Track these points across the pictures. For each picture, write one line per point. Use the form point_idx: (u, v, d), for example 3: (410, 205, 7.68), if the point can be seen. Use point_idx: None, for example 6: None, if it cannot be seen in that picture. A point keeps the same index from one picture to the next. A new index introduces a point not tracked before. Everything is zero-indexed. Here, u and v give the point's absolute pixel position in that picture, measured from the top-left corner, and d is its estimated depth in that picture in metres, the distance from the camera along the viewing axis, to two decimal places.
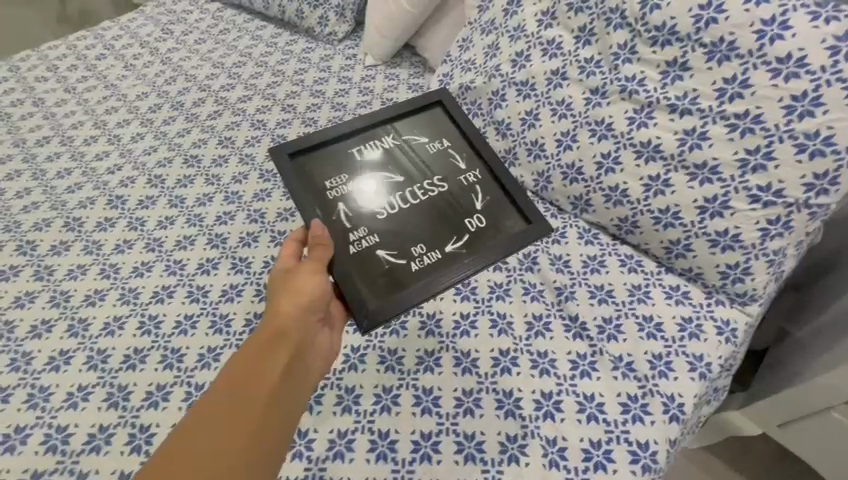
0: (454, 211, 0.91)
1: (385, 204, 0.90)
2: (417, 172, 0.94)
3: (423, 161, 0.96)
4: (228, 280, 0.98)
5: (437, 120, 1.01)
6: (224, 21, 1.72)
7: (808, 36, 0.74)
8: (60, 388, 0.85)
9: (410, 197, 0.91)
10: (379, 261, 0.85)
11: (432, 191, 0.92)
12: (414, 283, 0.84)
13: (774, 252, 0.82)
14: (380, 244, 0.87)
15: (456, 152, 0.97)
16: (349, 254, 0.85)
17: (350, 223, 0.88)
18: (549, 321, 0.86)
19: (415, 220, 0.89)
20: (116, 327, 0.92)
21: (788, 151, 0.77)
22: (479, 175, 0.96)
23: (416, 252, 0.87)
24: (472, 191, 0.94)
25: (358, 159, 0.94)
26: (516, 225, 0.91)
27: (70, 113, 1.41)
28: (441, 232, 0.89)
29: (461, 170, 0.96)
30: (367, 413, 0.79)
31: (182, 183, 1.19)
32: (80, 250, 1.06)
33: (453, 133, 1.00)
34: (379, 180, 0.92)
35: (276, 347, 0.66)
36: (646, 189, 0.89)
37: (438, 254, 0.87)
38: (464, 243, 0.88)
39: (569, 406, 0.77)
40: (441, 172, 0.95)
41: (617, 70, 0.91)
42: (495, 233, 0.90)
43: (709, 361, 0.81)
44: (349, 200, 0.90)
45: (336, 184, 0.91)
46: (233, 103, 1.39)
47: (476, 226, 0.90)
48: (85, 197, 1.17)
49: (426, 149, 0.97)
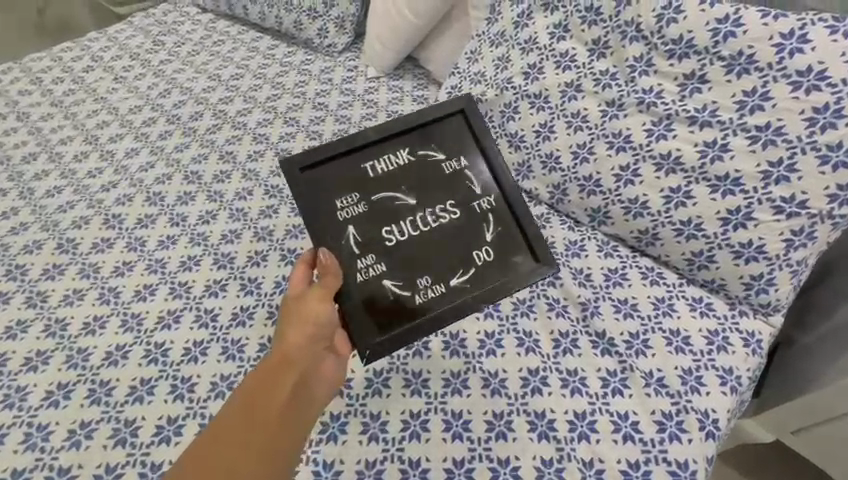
0: (463, 242, 0.83)
1: (394, 229, 0.82)
2: (428, 194, 0.85)
3: (435, 181, 0.85)
4: (238, 302, 0.93)
5: (458, 133, 0.89)
6: (218, 32, 1.68)
7: (827, 50, 0.76)
8: (61, 426, 0.79)
9: (420, 224, 0.83)
10: (384, 292, 0.80)
11: (443, 218, 0.84)
12: (418, 318, 0.80)
13: (798, 262, 0.82)
14: (387, 274, 0.81)
15: (471, 174, 0.87)
16: (356, 283, 0.79)
17: (359, 248, 0.81)
18: (576, 338, 0.85)
19: (421, 250, 0.82)
20: (120, 357, 0.87)
21: (810, 163, 0.78)
22: (493, 202, 0.86)
23: (421, 284, 0.81)
24: (484, 221, 0.85)
25: (369, 179, 0.84)
26: (524, 263, 0.84)
27: (58, 128, 1.35)
28: (446, 263, 0.82)
29: (474, 195, 0.86)
30: (396, 441, 0.75)
31: (183, 200, 1.14)
32: (76, 274, 1.00)
33: (472, 150, 0.88)
34: (389, 203, 0.83)
35: (275, 381, 0.60)
36: (666, 201, 0.88)
37: (443, 288, 0.82)
38: (469, 278, 0.82)
39: (604, 426, 0.76)
40: (454, 196, 0.85)
41: (634, 82, 0.91)
42: (503, 269, 0.84)
43: (738, 374, 0.81)
44: (359, 223, 0.82)
45: (347, 204, 0.82)
46: (232, 117, 1.35)
47: (483, 258, 0.83)
48: (78, 217, 1.11)
49: (440, 168, 0.86)
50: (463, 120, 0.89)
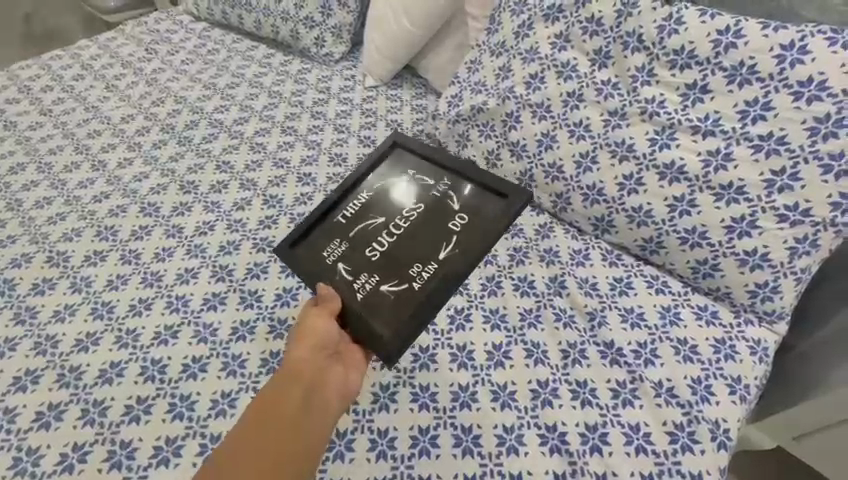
0: (436, 221, 0.85)
1: (376, 245, 0.83)
2: (392, 207, 0.88)
3: (394, 195, 0.90)
4: (238, 316, 0.91)
5: (393, 156, 0.96)
6: (212, 41, 1.66)
7: (828, 61, 0.77)
8: (52, 449, 0.76)
9: (396, 229, 0.85)
10: (383, 295, 0.78)
11: (413, 214, 0.86)
12: (424, 295, 0.78)
13: (802, 270, 0.83)
14: (382, 281, 0.80)
15: (420, 173, 0.92)
16: (356, 301, 0.78)
17: (351, 273, 0.81)
18: (584, 349, 0.84)
19: (408, 247, 0.82)
20: (114, 374, 0.83)
21: (813, 172, 0.79)
22: (450, 181, 0.90)
23: (416, 270, 0.80)
24: (447, 198, 0.88)
25: (341, 224, 0.87)
26: (503, 209, 0.85)
27: (47, 137, 1.31)
28: (431, 245, 0.82)
29: (430, 186, 0.90)
30: (405, 458, 0.73)
31: (179, 211, 1.11)
32: (67, 288, 0.96)
33: (416, 162, 0.95)
34: (363, 229, 0.85)
35: (277, 398, 0.60)
36: (671, 209, 0.88)
37: (438, 263, 0.81)
38: (455, 245, 0.82)
39: (615, 438, 0.75)
40: (414, 196, 0.89)
41: (636, 92, 0.92)
42: (489, 222, 0.84)
43: (747, 383, 0.80)
44: (345, 255, 0.83)
45: (331, 249, 0.84)
46: (228, 126, 1.33)
47: (461, 223, 0.85)
48: (69, 228, 1.08)
49: (394, 185, 0.91)
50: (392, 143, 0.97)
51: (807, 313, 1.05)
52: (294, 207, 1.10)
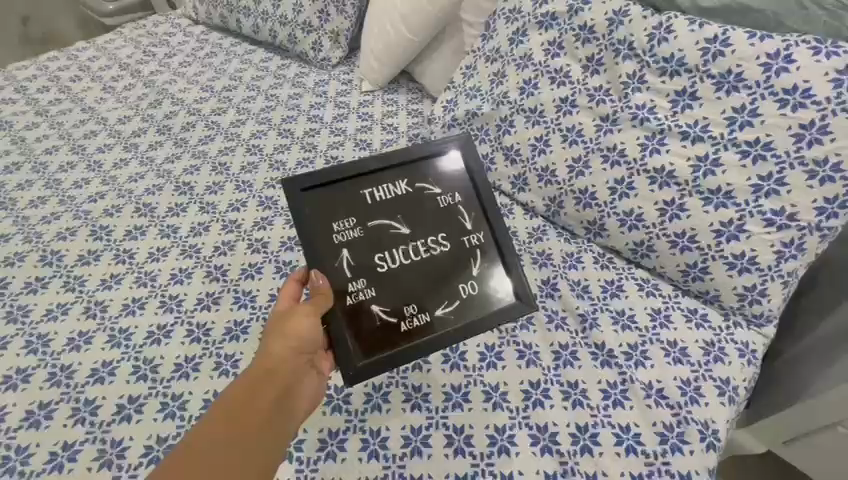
0: (451, 274, 0.81)
1: (387, 257, 0.79)
2: (422, 226, 0.82)
3: (430, 213, 0.83)
4: (232, 316, 0.91)
5: (451, 168, 0.86)
6: (210, 44, 1.67)
7: (812, 69, 0.80)
8: (41, 447, 0.75)
9: (411, 253, 0.80)
10: (370, 317, 0.76)
11: (433, 249, 0.81)
12: (399, 350, 0.76)
13: (789, 273, 0.84)
14: (376, 299, 0.77)
15: (464, 209, 0.84)
16: (344, 307, 0.76)
17: (352, 272, 0.78)
18: (575, 350, 0.84)
19: (414, 278, 0.79)
20: (106, 373, 0.83)
21: (799, 177, 0.81)
22: (484, 237, 0.83)
23: (408, 312, 0.78)
24: (471, 255, 0.82)
25: (368, 205, 0.81)
26: (503, 299, 0.81)
27: (42, 137, 1.31)
28: (434, 293, 0.79)
29: (464, 230, 0.83)
30: (397, 458, 0.73)
31: (175, 211, 1.11)
32: (60, 287, 0.96)
33: (467, 187, 0.86)
34: (383, 230, 0.80)
35: (256, 397, 0.58)
36: (661, 214, 0.90)
37: (430, 317, 0.78)
38: (455, 309, 0.79)
39: (606, 439, 0.75)
40: (445, 228, 0.82)
41: (628, 98, 0.94)
42: (488, 305, 0.80)
43: (735, 384, 0.81)
44: (355, 247, 0.79)
45: (343, 228, 0.79)
46: (225, 128, 1.34)
47: (468, 292, 0.80)
48: (63, 228, 1.07)
49: (437, 204, 0.83)
50: (458, 156, 0.87)
51: (798, 318, 1.06)
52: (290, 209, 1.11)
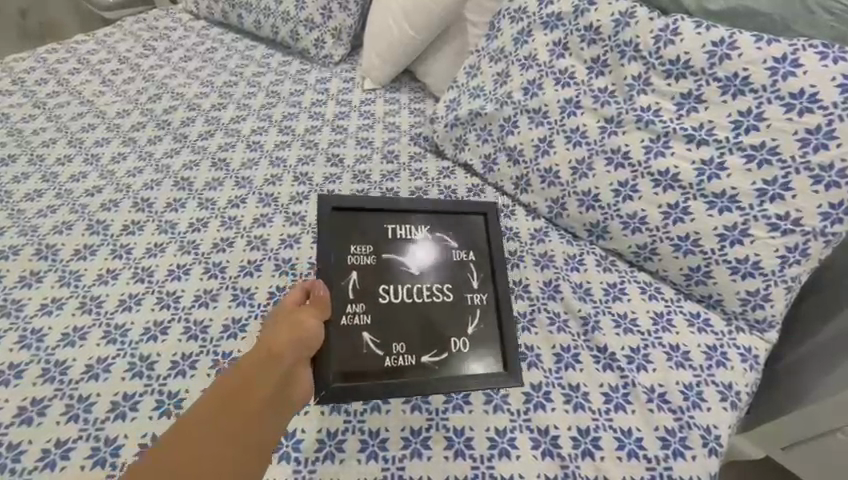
0: (447, 322, 0.77)
1: (391, 289, 0.78)
2: (432, 270, 0.80)
3: (442, 261, 0.81)
4: (230, 314, 0.90)
5: (474, 229, 0.86)
6: (211, 40, 1.66)
7: (818, 74, 0.80)
8: (33, 445, 0.73)
9: (414, 293, 0.78)
10: (359, 342, 0.74)
11: (435, 296, 0.78)
12: (377, 386, 0.72)
13: (792, 278, 0.84)
14: (370, 327, 0.75)
15: (476, 268, 0.82)
16: (337, 326, 0.74)
17: (355, 293, 0.77)
18: (577, 353, 0.84)
19: (411, 317, 0.76)
20: (101, 370, 0.82)
21: (804, 182, 0.80)
22: (488, 299, 0.80)
23: (395, 349, 0.74)
24: (471, 313, 0.78)
25: (387, 238, 0.81)
26: (492, 367, 0.75)
27: (40, 130, 1.29)
28: (426, 337, 0.75)
29: (470, 286, 0.80)
30: (396, 459, 0.72)
31: (173, 207, 1.10)
32: (56, 282, 0.95)
33: (483, 246, 0.84)
34: (394, 265, 0.79)
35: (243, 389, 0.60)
36: (664, 217, 0.89)
37: (414, 360, 0.74)
38: (441, 360, 0.74)
39: (608, 443, 0.74)
40: (452, 278, 0.80)
41: (632, 100, 0.93)
42: (474, 368, 0.75)
43: (738, 389, 0.80)
44: (364, 274, 0.78)
45: (359, 252, 0.79)
46: (225, 123, 1.33)
47: (459, 348, 0.75)
48: (59, 222, 1.06)
49: (450, 255, 0.82)
50: (483, 219, 0.87)
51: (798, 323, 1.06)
52: (289, 206, 1.10)
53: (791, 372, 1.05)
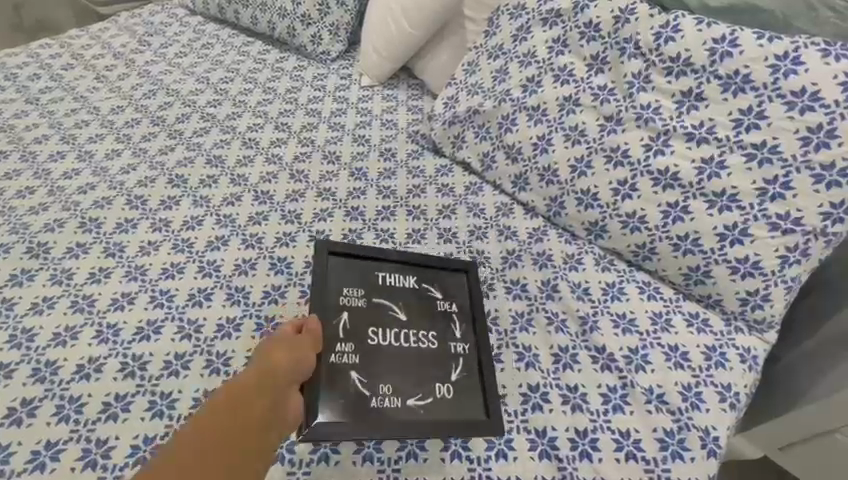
0: (430, 370, 0.76)
1: (378, 333, 0.77)
2: (418, 318, 0.81)
3: (428, 311, 0.82)
4: (224, 313, 0.89)
5: (458, 284, 0.87)
6: (207, 36, 1.64)
7: (820, 72, 0.79)
8: (23, 447, 0.72)
9: (399, 339, 0.78)
10: (345, 381, 0.71)
11: (420, 343, 0.78)
12: (364, 426, 0.68)
13: (793, 278, 0.83)
14: (357, 367, 0.73)
15: (460, 319, 0.83)
16: (325, 363, 0.72)
17: (344, 333, 0.76)
18: (576, 353, 0.83)
19: (396, 362, 0.75)
20: (93, 370, 0.81)
21: (806, 181, 0.80)
22: (470, 350, 0.80)
23: (382, 389, 0.72)
24: (454, 362, 0.77)
25: (376, 284, 0.82)
26: (474, 414, 0.73)
27: (33, 126, 1.28)
28: (411, 381, 0.74)
29: (454, 336, 0.80)
30: (392, 461, 0.71)
31: (167, 204, 1.08)
32: (47, 280, 0.93)
33: (467, 301, 0.86)
34: (382, 310, 0.80)
35: (236, 404, 0.60)
36: (663, 216, 0.88)
37: (400, 402, 0.72)
38: (425, 405, 0.72)
39: (606, 444, 0.74)
40: (438, 327, 0.81)
41: (632, 98, 0.92)
42: (457, 412, 0.72)
43: (736, 390, 0.80)
44: (353, 315, 0.78)
45: (350, 294, 0.80)
46: (221, 120, 1.31)
47: (442, 393, 0.74)
48: (51, 220, 1.04)
49: (434, 305, 0.83)
50: (466, 276, 0.89)
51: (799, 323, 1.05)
52: (285, 204, 1.08)
53: (793, 373, 1.04)
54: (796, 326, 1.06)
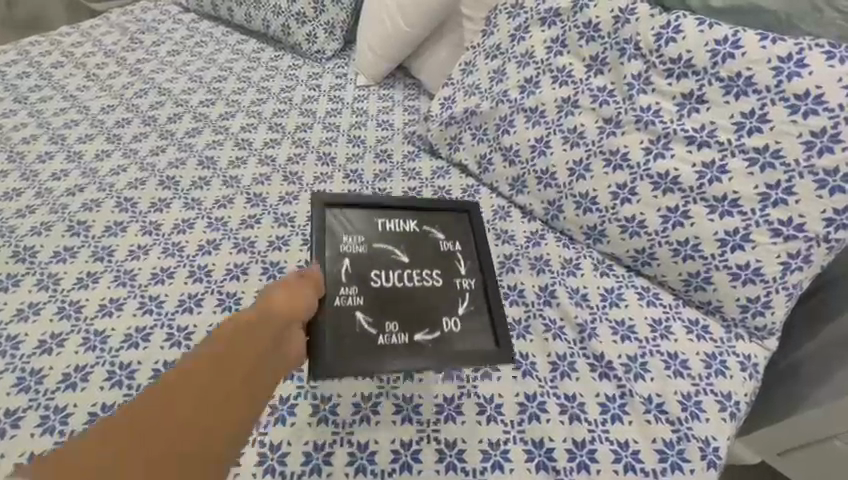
0: (437, 306, 0.76)
1: (382, 275, 0.77)
2: (421, 259, 0.80)
3: (431, 251, 0.81)
4: (215, 320, 0.87)
5: (460, 223, 0.86)
6: (200, 33, 1.61)
7: (825, 75, 0.77)
8: (6, 459, 0.70)
9: (404, 278, 0.78)
10: (351, 321, 0.72)
11: (425, 282, 0.78)
12: (373, 361, 0.70)
13: (795, 285, 0.82)
14: (363, 309, 0.74)
15: (463, 256, 0.82)
16: (330, 307, 0.73)
17: (347, 278, 0.76)
18: (574, 361, 0.81)
19: (401, 302, 0.76)
20: (79, 379, 0.79)
21: (808, 186, 0.78)
22: (476, 285, 0.79)
23: (388, 327, 0.73)
24: (460, 297, 0.78)
25: (376, 230, 0.82)
26: (482, 344, 0.74)
27: (21, 125, 1.25)
28: (418, 317, 0.74)
29: (459, 273, 0.80)
30: (386, 473, 0.70)
31: (158, 207, 1.06)
32: (32, 286, 0.91)
33: (469, 237, 0.85)
34: (384, 254, 0.79)
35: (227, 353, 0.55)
36: (663, 221, 0.87)
37: (407, 338, 0.73)
38: (434, 339, 0.73)
39: (604, 455, 0.72)
40: (441, 265, 0.80)
41: (632, 100, 0.91)
42: (466, 344, 0.73)
43: (737, 399, 0.78)
44: (355, 261, 0.78)
45: (349, 241, 0.79)
46: (213, 120, 1.29)
47: (450, 327, 0.75)
48: (38, 223, 1.02)
49: (438, 246, 0.82)
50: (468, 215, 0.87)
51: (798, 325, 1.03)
52: (278, 207, 1.06)
53: (793, 375, 1.01)
54: (796, 327, 1.03)
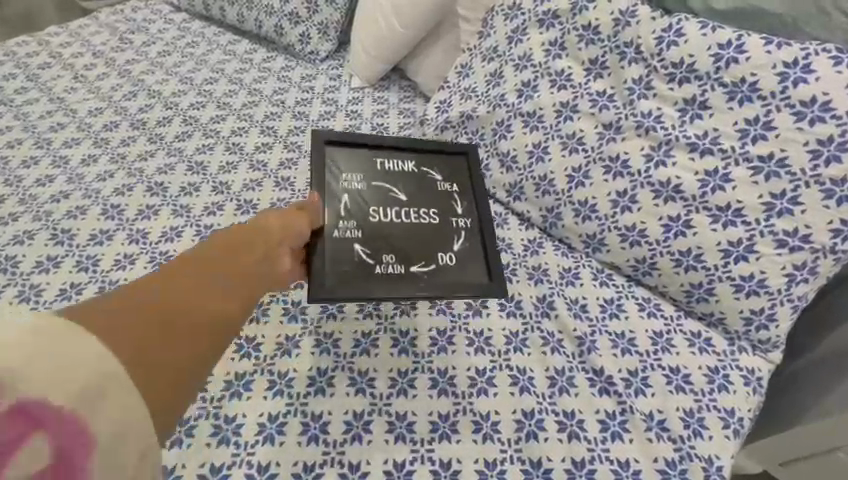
0: (432, 241, 0.81)
1: (380, 211, 0.82)
2: (418, 197, 0.85)
3: (428, 190, 0.86)
4: None
5: (458, 166, 0.91)
6: (191, 33, 1.58)
7: (832, 81, 0.75)
8: None
9: (402, 215, 0.82)
10: (351, 252, 0.77)
11: (421, 219, 0.83)
12: (372, 287, 0.74)
13: (800, 297, 0.79)
14: (362, 241, 0.78)
15: (460, 196, 0.87)
16: (330, 237, 0.78)
17: (347, 212, 0.81)
18: (572, 376, 0.79)
19: (399, 235, 0.80)
20: None
21: (815, 196, 0.76)
22: (471, 223, 0.84)
23: (385, 258, 0.78)
24: (455, 234, 0.83)
25: (376, 170, 0.86)
26: (475, 277, 0.79)
27: (6, 129, 1.22)
28: (414, 249, 0.79)
29: (455, 212, 0.85)
30: None
31: (145, 214, 1.03)
32: (14, 298, 0.88)
33: (466, 180, 0.90)
34: (383, 192, 0.84)
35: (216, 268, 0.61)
36: (664, 230, 0.84)
37: (403, 269, 0.77)
38: (429, 270, 0.78)
39: (603, 476, 0.70)
40: (438, 204, 0.85)
41: (633, 105, 0.88)
42: (461, 277, 0.79)
43: (740, 416, 0.76)
44: (354, 197, 0.82)
45: (350, 179, 0.84)
46: (204, 123, 1.26)
47: (444, 261, 0.79)
48: (20, 231, 0.99)
49: (436, 186, 0.87)
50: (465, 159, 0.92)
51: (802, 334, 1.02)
52: None
53: (795, 385, 0.99)
54: (799, 336, 1.02)
